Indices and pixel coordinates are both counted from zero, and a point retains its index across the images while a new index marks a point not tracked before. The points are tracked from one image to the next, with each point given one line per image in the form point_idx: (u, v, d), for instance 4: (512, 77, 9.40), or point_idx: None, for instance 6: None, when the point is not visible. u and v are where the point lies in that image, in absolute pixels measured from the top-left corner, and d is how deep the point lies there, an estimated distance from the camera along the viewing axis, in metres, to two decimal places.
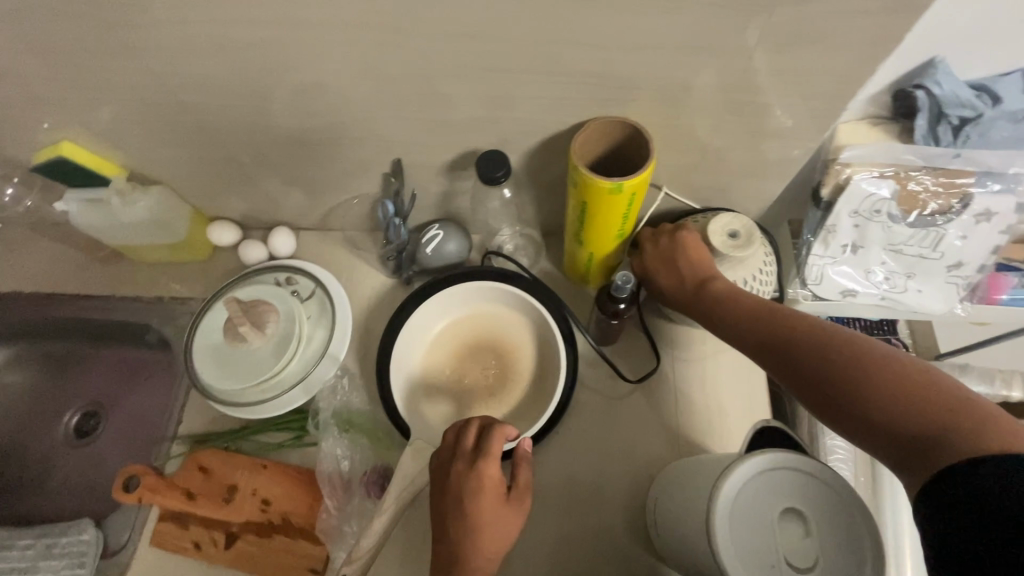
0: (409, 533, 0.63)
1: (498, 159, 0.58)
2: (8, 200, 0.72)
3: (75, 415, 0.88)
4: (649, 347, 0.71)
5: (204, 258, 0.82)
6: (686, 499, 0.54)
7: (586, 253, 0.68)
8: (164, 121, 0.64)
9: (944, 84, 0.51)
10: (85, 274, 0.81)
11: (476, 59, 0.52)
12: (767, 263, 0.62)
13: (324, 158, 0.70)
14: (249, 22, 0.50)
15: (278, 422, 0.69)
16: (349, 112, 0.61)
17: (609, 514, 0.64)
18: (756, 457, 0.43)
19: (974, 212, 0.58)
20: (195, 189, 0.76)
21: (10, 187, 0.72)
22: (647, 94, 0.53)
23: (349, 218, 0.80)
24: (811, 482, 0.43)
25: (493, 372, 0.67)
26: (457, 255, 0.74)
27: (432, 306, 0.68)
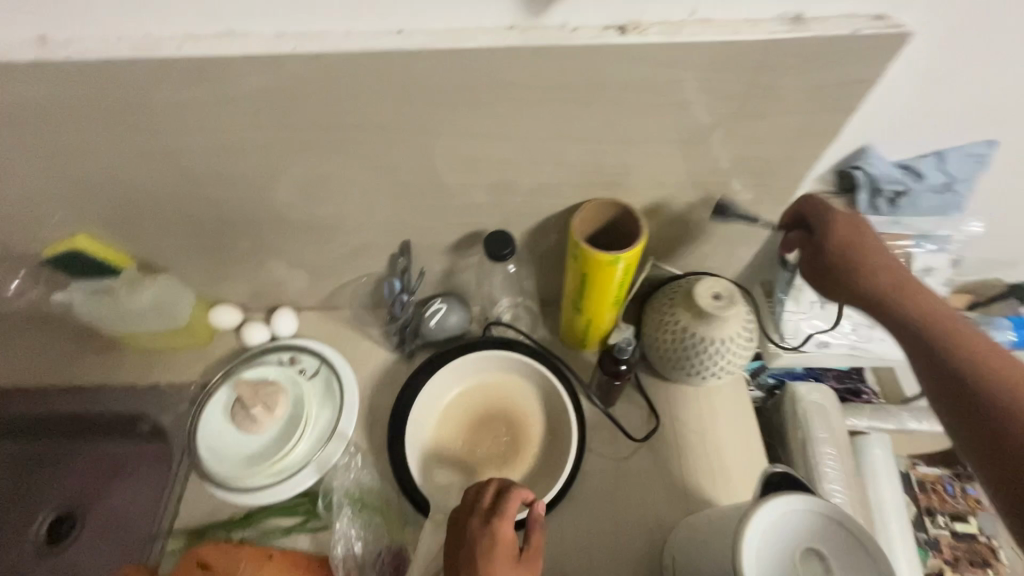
0: None
1: (504, 238, 0.64)
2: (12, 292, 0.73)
3: (45, 520, 0.78)
4: (649, 406, 0.75)
5: (205, 342, 0.82)
6: (707, 554, 0.55)
7: (585, 320, 0.73)
8: (181, 214, 0.68)
9: (876, 165, 0.61)
10: (79, 364, 0.80)
11: (486, 155, 0.58)
12: (749, 321, 0.69)
13: (333, 242, 0.74)
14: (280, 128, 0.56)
15: (284, 506, 0.67)
16: (362, 201, 0.66)
17: None
18: (774, 499, 0.47)
19: (917, 268, 0.67)
20: (201, 275, 0.78)
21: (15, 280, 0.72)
22: (634, 178, 0.61)
23: (352, 296, 0.83)
24: (830, 522, 0.47)
25: (505, 439, 0.69)
26: (459, 326, 0.78)
27: (442, 378, 0.71)
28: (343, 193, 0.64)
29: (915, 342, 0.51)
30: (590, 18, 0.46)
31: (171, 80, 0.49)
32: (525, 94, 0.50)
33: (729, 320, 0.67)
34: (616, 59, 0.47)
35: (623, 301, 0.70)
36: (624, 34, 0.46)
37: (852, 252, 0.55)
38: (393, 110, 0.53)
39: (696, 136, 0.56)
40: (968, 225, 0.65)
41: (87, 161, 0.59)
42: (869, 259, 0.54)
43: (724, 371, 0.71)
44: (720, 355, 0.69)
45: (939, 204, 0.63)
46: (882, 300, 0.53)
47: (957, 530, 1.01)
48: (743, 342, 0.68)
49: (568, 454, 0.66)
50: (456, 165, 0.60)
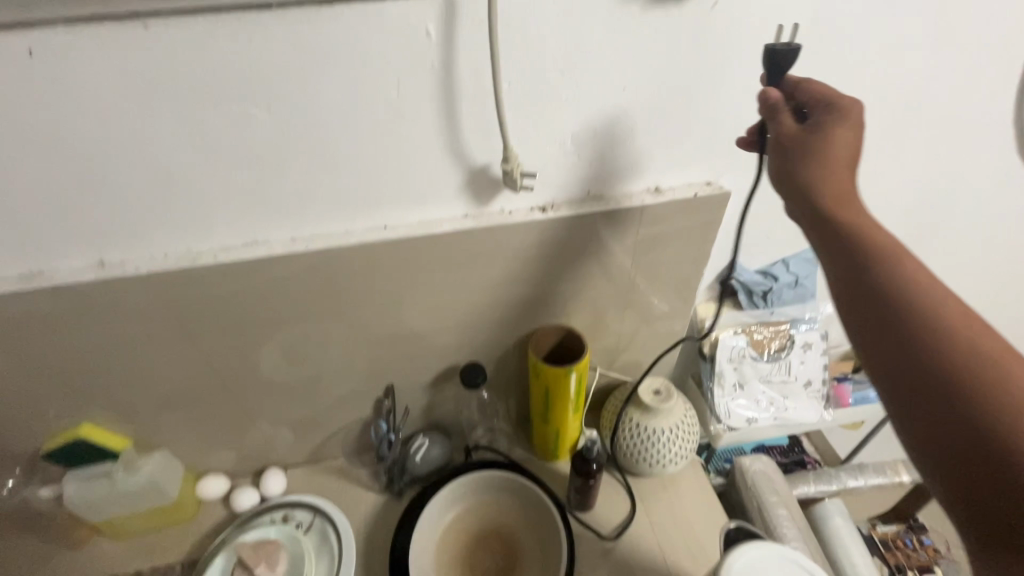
0: None
1: (476, 368, 0.76)
2: (4, 492, 0.75)
3: None
4: (625, 502, 0.83)
5: (191, 518, 0.83)
6: None
7: (553, 431, 0.83)
8: (184, 390, 0.75)
9: (743, 273, 0.82)
10: (59, 562, 0.79)
11: (455, 303, 0.73)
12: (687, 409, 0.83)
13: (323, 396, 0.82)
14: (287, 305, 0.68)
15: None
16: (351, 355, 0.77)
17: None
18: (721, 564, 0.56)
19: (801, 344, 0.85)
20: (192, 447, 0.83)
21: (9, 479, 0.75)
22: (572, 306, 0.78)
23: (339, 446, 0.89)
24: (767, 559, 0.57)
25: (500, 558, 0.75)
26: (442, 457, 0.85)
27: (436, 507, 0.77)
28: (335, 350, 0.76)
29: (852, 246, 0.48)
30: (520, 203, 0.65)
31: (201, 279, 0.62)
32: (481, 257, 0.68)
33: (671, 410, 0.81)
34: (542, 227, 0.66)
35: (581, 408, 0.83)
36: (545, 211, 0.65)
37: (823, 140, 0.50)
38: (380, 280, 0.68)
39: (611, 270, 0.74)
40: (823, 307, 0.86)
41: (108, 355, 0.68)
42: (842, 148, 0.49)
43: (678, 457, 0.82)
44: (671, 442, 0.81)
45: (797, 295, 0.85)
46: (829, 189, 0.49)
47: None
48: (686, 427, 0.81)
49: (559, 560, 0.72)
50: (431, 315, 0.74)
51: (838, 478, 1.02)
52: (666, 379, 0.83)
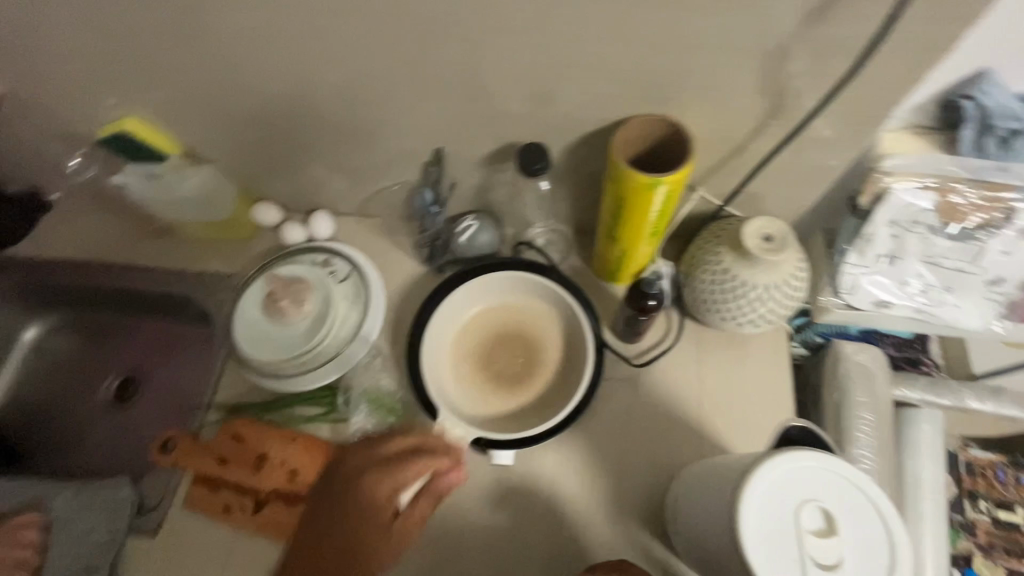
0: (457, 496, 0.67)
1: (539, 152, 0.59)
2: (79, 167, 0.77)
3: (113, 382, 0.93)
4: (674, 344, 0.73)
5: (245, 239, 0.87)
6: (701, 506, 0.54)
7: (619, 251, 0.69)
8: (224, 107, 0.70)
9: (991, 95, 0.53)
10: (139, 245, 0.88)
11: (530, 54, 0.55)
12: (799, 272, 0.63)
13: (363, 147, 0.74)
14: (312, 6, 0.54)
15: (309, 397, 0.72)
16: (394, 104, 0.65)
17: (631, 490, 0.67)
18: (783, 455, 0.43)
19: (1019, 228, 0.58)
20: (245, 170, 0.81)
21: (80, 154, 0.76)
22: (690, 86, 0.56)
23: (386, 206, 0.84)
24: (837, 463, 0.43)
25: (519, 365, 0.67)
26: (489, 246, 0.78)
27: (470, 290, 0.68)
28: (379, 95, 0.64)
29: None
30: None
31: None
32: None
33: (777, 266, 0.61)
34: None
35: (660, 237, 0.65)
36: None
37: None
38: None
39: (764, 31, 0.49)
40: None
41: (134, 39, 0.61)
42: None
43: (761, 319, 0.66)
44: (760, 305, 0.65)
45: None
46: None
47: (998, 518, 0.94)
48: (786, 293, 0.63)
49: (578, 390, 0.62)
50: (501, 65, 0.57)
51: (957, 395, 0.85)
52: (786, 229, 0.62)
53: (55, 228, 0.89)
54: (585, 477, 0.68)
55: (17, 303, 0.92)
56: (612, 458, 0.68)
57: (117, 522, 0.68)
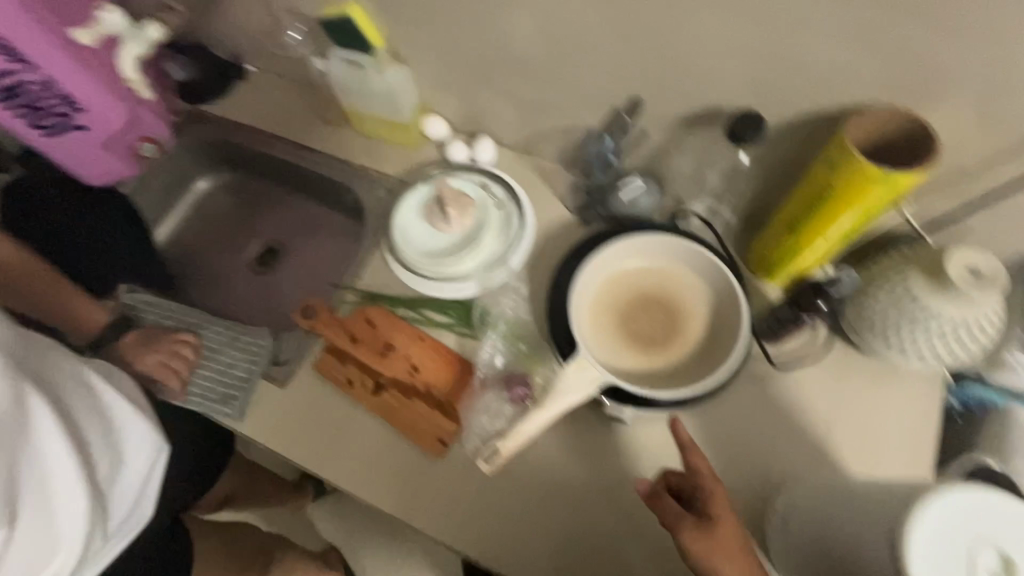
0: (560, 439, 0.68)
1: (755, 120, 0.57)
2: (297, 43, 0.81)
3: (258, 247, 1.01)
4: (821, 357, 0.69)
5: (410, 147, 0.90)
6: None
7: (790, 246, 0.65)
8: (441, 12, 0.72)
9: None
10: (315, 129, 0.94)
11: (787, 15, 0.52)
12: (992, 316, 0.57)
13: (556, 81, 0.74)
14: None
15: (441, 304, 0.76)
16: (610, 43, 0.64)
17: (737, 486, 0.65)
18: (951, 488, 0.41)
19: None
20: (432, 80, 0.84)
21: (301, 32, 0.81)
22: (955, 84, 0.51)
23: (551, 147, 0.85)
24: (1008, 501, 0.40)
25: (656, 328, 0.66)
26: (647, 211, 0.77)
27: (636, 245, 0.68)
28: (600, 30, 0.64)
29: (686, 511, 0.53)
30: None
31: None
32: None
33: (975, 303, 0.56)
34: None
35: (843, 244, 0.62)
36: None
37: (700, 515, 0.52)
38: None
39: None
40: None
41: None
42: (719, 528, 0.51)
43: (929, 354, 0.61)
44: (939, 342, 0.60)
45: None
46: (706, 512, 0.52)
47: None
48: (969, 332, 0.58)
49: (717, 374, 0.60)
50: (750, 24, 0.54)
51: None
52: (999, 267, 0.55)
53: (246, 95, 0.97)
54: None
55: (198, 155, 1.01)
56: (722, 452, 0.66)
57: (256, 364, 0.75)
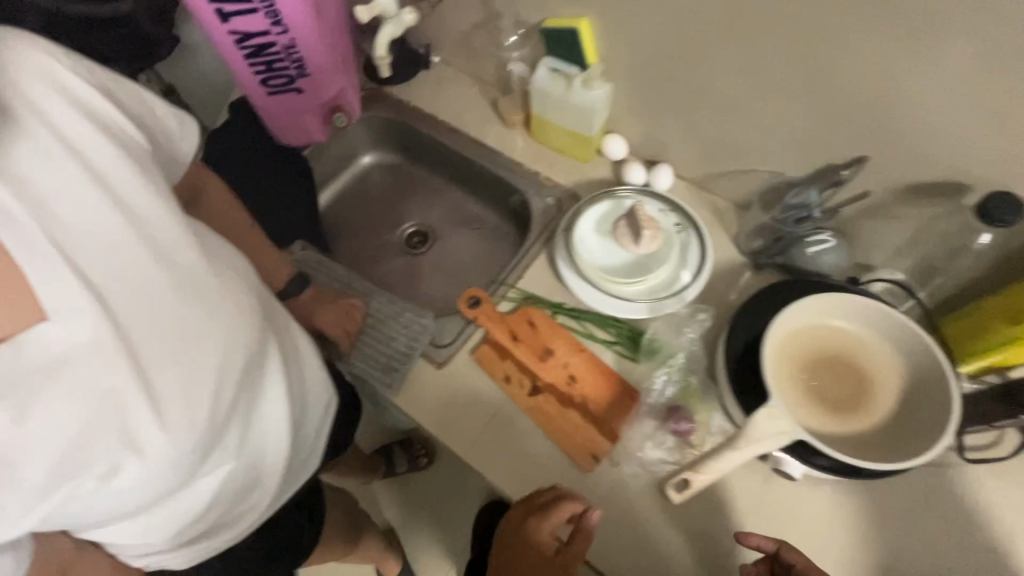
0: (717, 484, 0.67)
1: (1014, 204, 0.55)
2: (512, 46, 0.87)
3: (410, 228, 1.06)
4: (1011, 459, 0.65)
5: (583, 162, 0.92)
6: None
7: (1010, 339, 0.60)
8: (667, 41, 0.74)
9: None
10: (494, 128, 0.97)
11: None
12: None
13: (765, 126, 0.75)
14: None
15: (604, 320, 0.77)
16: (848, 100, 0.65)
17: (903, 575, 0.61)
18: None
19: None
20: (628, 103, 0.86)
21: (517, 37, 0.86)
22: None
23: (732, 188, 0.85)
24: None
25: (842, 391, 0.64)
26: (829, 267, 0.75)
27: (846, 304, 0.64)
28: (841, 86, 0.64)
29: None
30: None
31: None
32: None
33: None
34: None
35: None
36: None
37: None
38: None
39: None
40: None
41: None
42: None
43: None
44: None
45: None
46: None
47: None
48: None
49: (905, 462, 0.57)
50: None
51: None
52: None
53: (433, 85, 1.02)
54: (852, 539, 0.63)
55: (374, 133, 1.06)
56: (888, 537, 0.63)
57: (414, 343, 0.77)
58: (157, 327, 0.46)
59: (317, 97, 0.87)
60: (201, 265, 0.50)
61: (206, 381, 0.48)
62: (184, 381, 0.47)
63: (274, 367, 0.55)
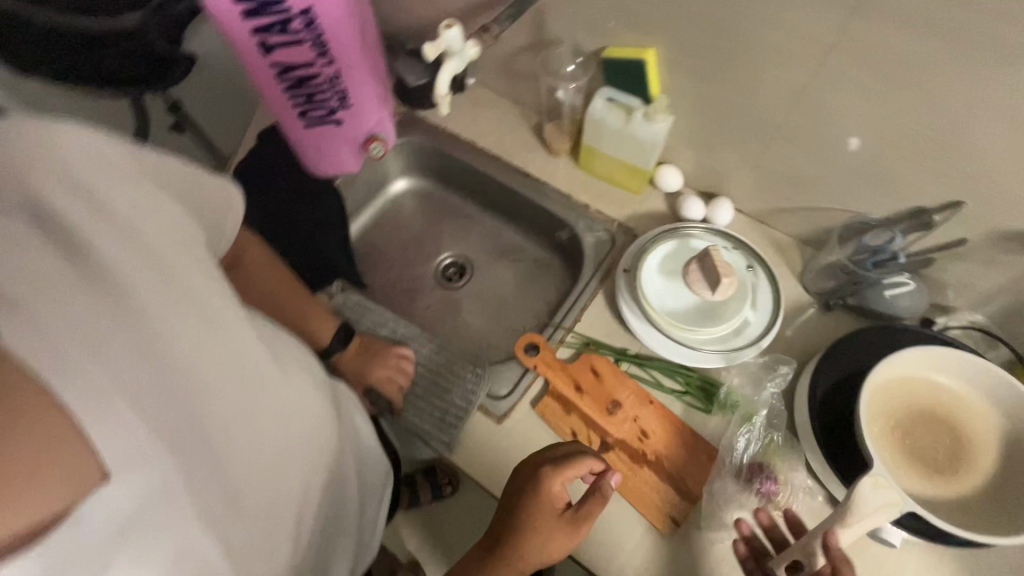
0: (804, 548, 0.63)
1: None
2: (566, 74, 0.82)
3: (446, 260, 1.01)
4: None
5: (634, 193, 0.88)
6: None
7: None
8: (740, 75, 0.70)
9: None
10: (538, 157, 0.93)
11: None
12: None
13: (842, 165, 0.71)
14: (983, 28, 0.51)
15: (672, 368, 0.72)
16: (944, 143, 0.61)
17: None
18: None
19: None
20: (687, 134, 0.81)
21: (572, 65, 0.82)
22: None
23: (795, 224, 0.81)
24: None
25: (939, 451, 0.61)
26: (904, 310, 0.72)
27: (946, 361, 0.61)
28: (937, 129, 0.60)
29: None
30: None
31: None
32: None
33: None
34: None
35: None
36: None
37: None
38: None
39: None
40: None
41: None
42: None
43: None
44: None
45: None
46: None
47: None
48: None
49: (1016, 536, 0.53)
50: None
51: None
52: None
53: (471, 110, 0.97)
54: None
55: (407, 159, 1.01)
56: None
57: (472, 396, 0.73)
58: (233, 457, 0.42)
59: (353, 130, 0.82)
60: (268, 374, 0.46)
61: (286, 531, 0.47)
62: (268, 517, 0.45)
63: (336, 473, 0.54)
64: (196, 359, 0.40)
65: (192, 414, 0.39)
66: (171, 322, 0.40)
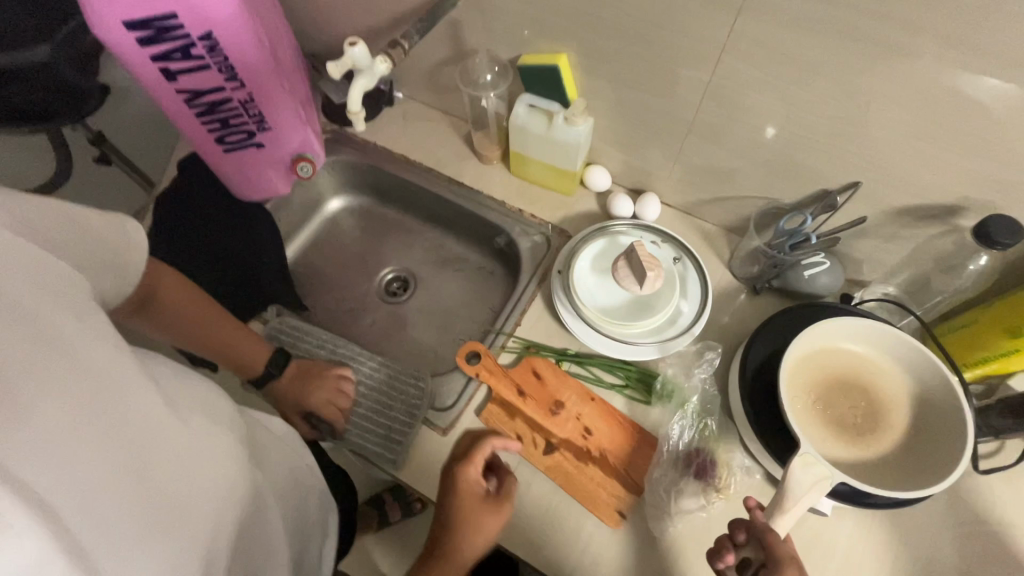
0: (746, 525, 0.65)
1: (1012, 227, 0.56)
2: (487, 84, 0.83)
3: (389, 274, 1.00)
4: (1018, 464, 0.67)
5: (567, 195, 0.90)
6: None
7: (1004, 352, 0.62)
8: (648, 77, 0.72)
9: None
10: (470, 166, 0.93)
11: None
12: None
13: (751, 155, 0.74)
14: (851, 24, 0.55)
15: (611, 364, 0.74)
16: (837, 130, 0.64)
17: None
18: None
19: None
20: (608, 135, 0.84)
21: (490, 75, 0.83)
22: None
23: (719, 213, 0.84)
24: None
25: (857, 415, 0.64)
26: (824, 289, 0.75)
27: (853, 331, 0.65)
28: (828, 117, 0.64)
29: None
30: None
31: None
32: None
33: None
34: None
35: None
36: None
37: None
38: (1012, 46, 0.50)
39: None
40: None
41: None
42: None
43: None
44: None
45: None
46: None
47: None
48: None
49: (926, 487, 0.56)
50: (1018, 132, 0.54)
51: None
52: None
53: (400, 123, 0.97)
54: (887, 564, 0.63)
55: (341, 176, 1.00)
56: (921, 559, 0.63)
57: (416, 409, 0.73)
58: (128, 518, 0.38)
59: (276, 152, 0.80)
60: (169, 422, 0.43)
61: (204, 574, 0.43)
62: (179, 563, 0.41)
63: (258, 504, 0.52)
64: (78, 414, 0.37)
65: (76, 474, 0.36)
66: (53, 371, 0.36)
